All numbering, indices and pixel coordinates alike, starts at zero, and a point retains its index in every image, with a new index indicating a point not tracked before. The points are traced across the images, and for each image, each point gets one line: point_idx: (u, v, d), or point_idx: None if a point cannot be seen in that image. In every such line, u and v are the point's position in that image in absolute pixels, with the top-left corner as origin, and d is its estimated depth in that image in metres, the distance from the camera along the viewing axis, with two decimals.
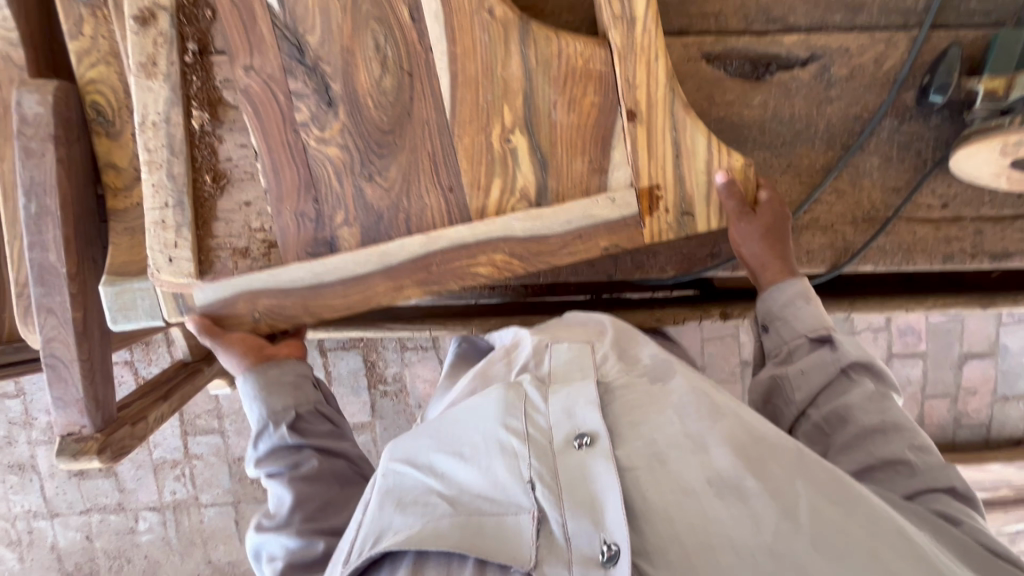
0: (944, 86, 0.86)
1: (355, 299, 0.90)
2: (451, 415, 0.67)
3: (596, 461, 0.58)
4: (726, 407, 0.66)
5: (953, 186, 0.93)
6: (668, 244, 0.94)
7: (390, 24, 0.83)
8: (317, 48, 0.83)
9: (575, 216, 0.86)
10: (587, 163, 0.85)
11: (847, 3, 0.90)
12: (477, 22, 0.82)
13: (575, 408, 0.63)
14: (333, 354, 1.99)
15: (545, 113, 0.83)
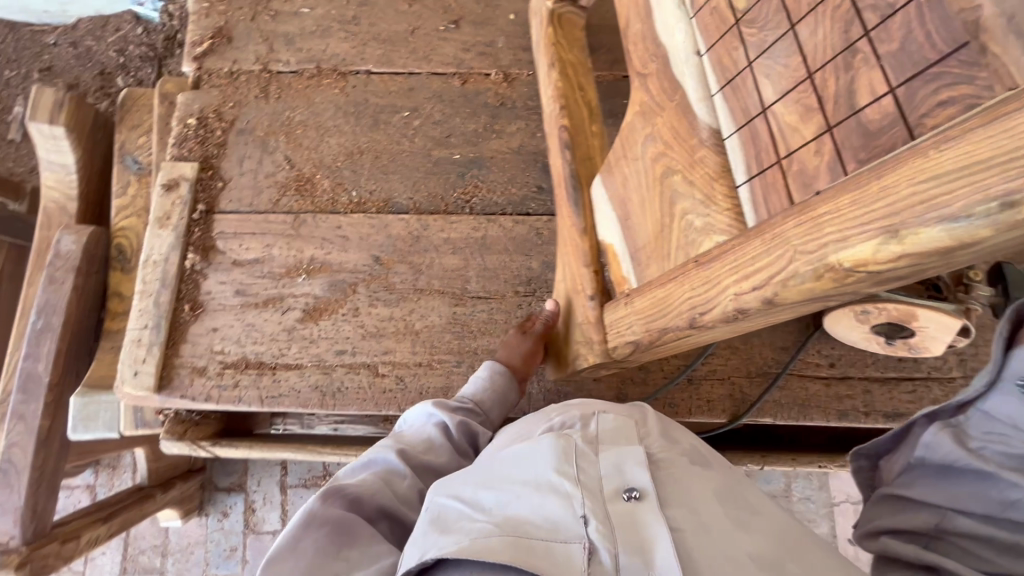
0: None
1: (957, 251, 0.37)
2: (507, 457, 0.72)
3: (646, 513, 0.62)
4: (755, 501, 0.70)
5: (836, 347, 1.04)
6: (577, 385, 1.03)
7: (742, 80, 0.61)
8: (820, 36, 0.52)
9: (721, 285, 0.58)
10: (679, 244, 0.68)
11: None
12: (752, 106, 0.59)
13: (625, 466, 0.68)
14: (292, 492, 1.96)
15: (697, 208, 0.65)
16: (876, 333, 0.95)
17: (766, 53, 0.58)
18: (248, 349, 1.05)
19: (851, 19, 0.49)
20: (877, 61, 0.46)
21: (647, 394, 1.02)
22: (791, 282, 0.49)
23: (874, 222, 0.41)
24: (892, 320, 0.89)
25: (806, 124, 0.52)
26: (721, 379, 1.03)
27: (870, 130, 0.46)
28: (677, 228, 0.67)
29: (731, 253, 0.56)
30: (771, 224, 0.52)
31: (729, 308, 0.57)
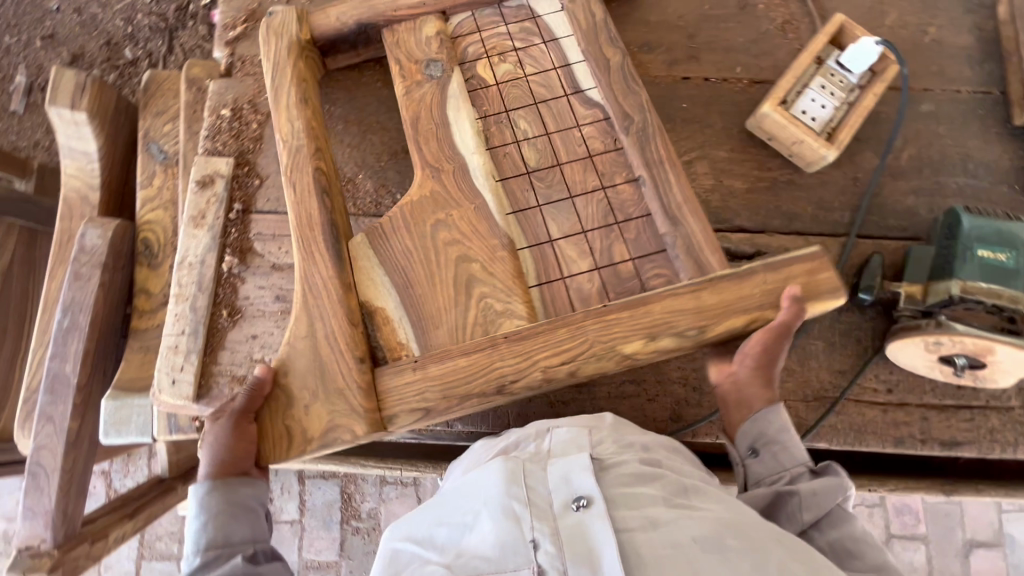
0: (869, 288, 0.99)
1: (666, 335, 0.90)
2: (454, 493, 0.76)
3: (591, 520, 0.68)
4: (707, 493, 0.75)
5: (894, 373, 1.02)
6: (630, 404, 1.01)
7: (582, 207, 1.01)
8: (614, 218, 1.00)
9: (537, 351, 0.89)
10: (489, 317, 0.94)
11: (782, 213, 1.09)
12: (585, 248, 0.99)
13: (571, 476, 0.73)
14: (311, 482, 1.96)
15: (490, 300, 0.94)
16: (942, 362, 0.94)
17: (550, 204, 1.01)
18: None
19: (608, 211, 1.00)
20: (625, 241, 0.99)
21: (702, 417, 1.00)
22: (605, 353, 0.89)
23: (640, 334, 0.89)
24: (967, 353, 0.89)
25: (580, 260, 0.98)
26: (777, 403, 1.01)
27: (625, 278, 0.97)
28: (471, 304, 0.94)
29: (528, 346, 0.90)
30: (575, 322, 0.89)
31: (536, 376, 0.90)
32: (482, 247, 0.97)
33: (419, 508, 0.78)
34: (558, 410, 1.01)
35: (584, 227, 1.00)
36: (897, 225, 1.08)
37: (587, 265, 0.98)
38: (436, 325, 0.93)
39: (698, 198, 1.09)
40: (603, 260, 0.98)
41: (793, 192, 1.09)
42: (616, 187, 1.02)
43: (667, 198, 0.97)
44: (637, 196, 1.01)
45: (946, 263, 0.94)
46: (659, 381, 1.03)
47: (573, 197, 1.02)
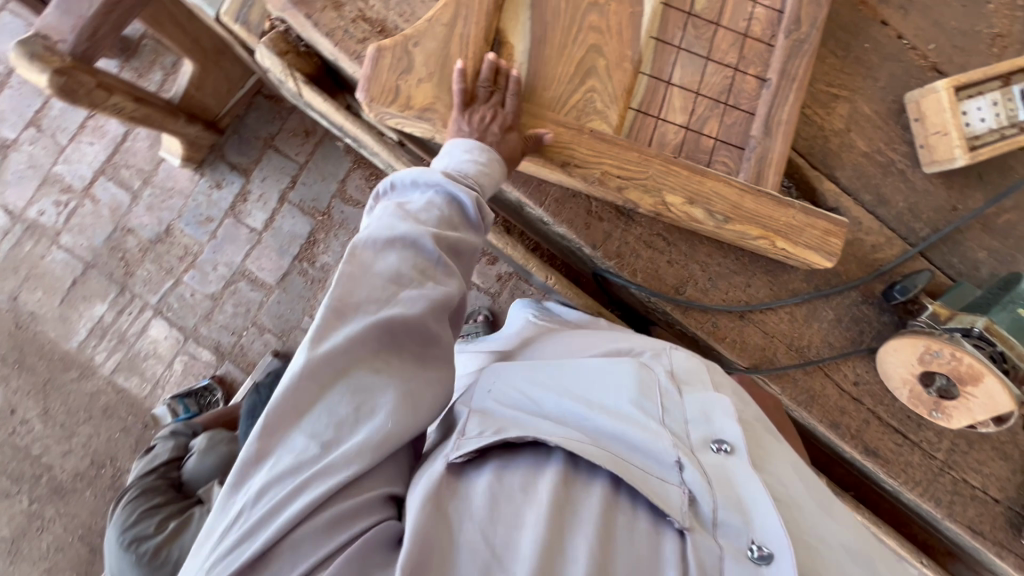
0: (907, 287, 1.01)
1: (703, 206, 0.93)
2: (579, 371, 0.76)
3: (734, 466, 0.64)
4: (834, 498, 0.69)
5: (869, 373, 1.07)
6: (651, 255, 1.01)
7: (719, 75, 0.97)
8: (734, 101, 0.97)
9: (613, 159, 0.91)
10: (591, 108, 0.92)
11: (878, 192, 1.09)
12: (692, 99, 0.96)
13: (711, 415, 0.70)
14: (288, 207, 1.93)
15: (599, 97, 0.92)
16: (920, 377, 0.99)
17: (689, 52, 0.96)
18: (392, 16, 0.96)
19: (726, 89, 0.97)
20: (722, 121, 0.97)
21: (701, 303, 1.02)
22: (656, 191, 0.92)
23: (686, 193, 0.92)
24: (951, 376, 0.93)
25: (680, 113, 0.96)
26: (765, 333, 1.05)
27: (700, 148, 0.96)
28: (581, 91, 0.92)
29: (607, 150, 0.90)
30: (646, 152, 0.92)
31: (595, 175, 0.91)
32: (618, 47, 0.93)
33: (533, 368, 0.78)
34: (591, 218, 1.00)
35: (700, 89, 0.96)
36: (956, 266, 1.10)
37: (681, 122, 0.96)
38: (546, 88, 0.91)
39: (821, 132, 1.08)
40: (695, 124, 0.96)
41: (899, 182, 1.10)
42: (744, 74, 0.98)
43: (784, 106, 0.96)
44: (756, 92, 0.98)
45: (983, 303, 0.99)
46: (687, 257, 1.02)
47: (708, 58, 0.97)
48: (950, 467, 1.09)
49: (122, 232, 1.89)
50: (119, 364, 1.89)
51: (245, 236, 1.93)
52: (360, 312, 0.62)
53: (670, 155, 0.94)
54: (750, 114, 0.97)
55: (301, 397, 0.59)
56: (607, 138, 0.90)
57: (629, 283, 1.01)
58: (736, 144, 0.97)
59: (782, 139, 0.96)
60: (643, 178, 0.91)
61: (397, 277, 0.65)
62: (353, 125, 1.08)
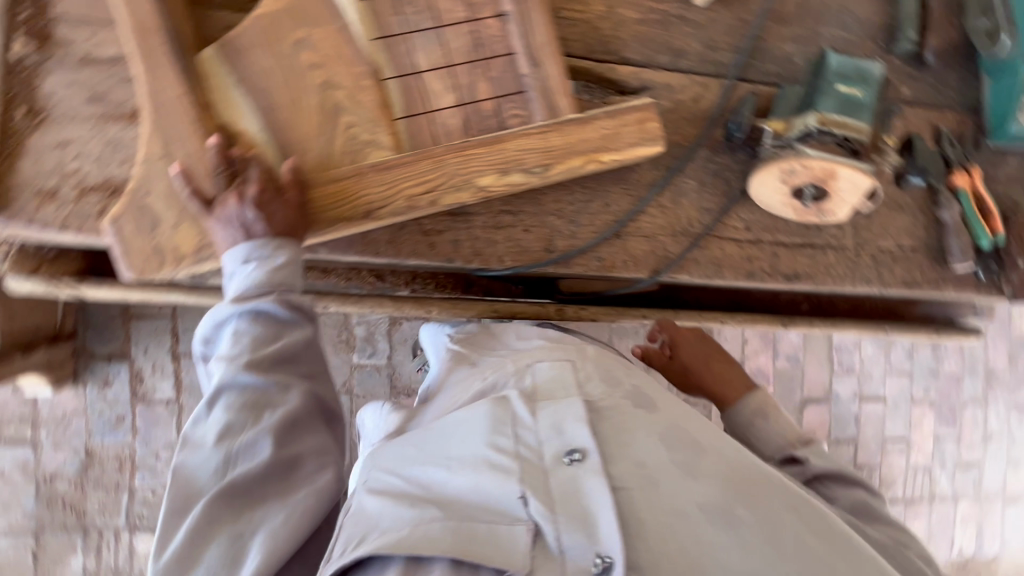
0: (738, 122, 1.02)
1: (518, 169, 0.89)
2: (442, 429, 0.74)
3: (586, 476, 0.64)
4: (702, 444, 0.73)
5: (754, 212, 1.08)
6: (506, 234, 0.98)
7: (459, 36, 0.91)
8: (489, 52, 0.91)
9: (409, 179, 0.85)
10: (359, 143, 0.86)
11: (670, 48, 1.06)
12: (449, 75, 0.90)
13: (563, 424, 0.69)
14: (186, 361, 1.81)
15: (361, 128, 0.86)
16: (794, 196, 1.00)
17: (418, 31, 0.89)
18: (114, 170, 0.86)
19: (474, 45, 0.91)
20: (488, 77, 0.91)
21: (576, 247, 1.00)
22: (467, 183, 0.87)
23: (496, 167, 0.88)
24: (814, 181, 0.95)
25: (447, 95, 0.90)
26: (647, 236, 1.04)
27: (484, 115, 0.91)
28: (339, 134, 0.85)
29: (398, 176, 0.85)
30: (435, 153, 0.86)
31: (401, 206, 0.86)
32: (348, 70, 0.86)
33: (401, 441, 0.75)
34: (431, 237, 0.95)
35: (451, 61, 0.90)
36: (773, 71, 1.10)
37: (452, 103, 0.90)
38: (305, 152, 0.84)
39: (590, 25, 1.03)
40: (466, 97, 0.90)
41: (683, 27, 1.07)
42: (482, 20, 0.91)
43: (535, 30, 0.91)
44: (504, 30, 0.92)
45: (808, 98, 0.99)
46: (540, 215, 0.99)
47: (440, 26, 0.90)
48: (863, 245, 1.13)
49: (48, 481, 1.76)
50: None
51: (164, 412, 1.80)
52: (207, 486, 0.68)
53: (461, 140, 0.89)
54: (510, 54, 0.92)
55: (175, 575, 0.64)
56: (392, 165, 0.85)
57: (502, 271, 0.98)
58: (515, 91, 0.92)
59: (552, 61, 0.92)
60: (448, 178, 0.87)
61: (228, 433, 0.69)
62: (153, 292, 0.95)
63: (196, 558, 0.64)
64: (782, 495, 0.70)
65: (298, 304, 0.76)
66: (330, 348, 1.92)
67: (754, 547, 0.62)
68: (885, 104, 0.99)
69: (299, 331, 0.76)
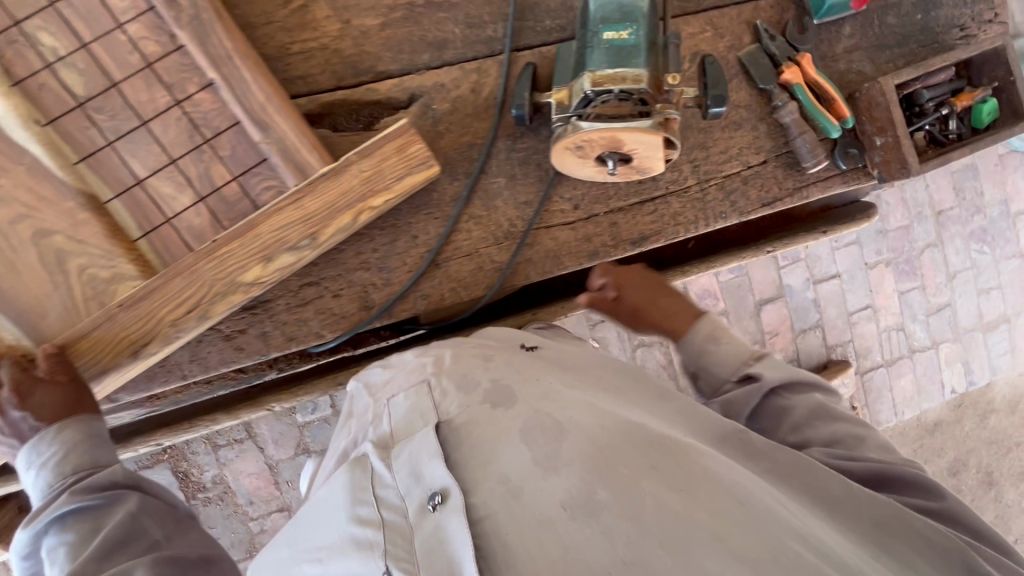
0: (519, 104, 0.91)
1: (284, 248, 0.80)
2: (309, 513, 0.66)
3: (448, 518, 0.53)
4: (568, 422, 0.59)
5: (578, 188, 0.99)
6: (315, 308, 0.91)
7: (171, 125, 0.80)
8: (210, 130, 0.81)
9: (166, 303, 0.78)
10: (101, 282, 0.78)
11: (429, 43, 0.95)
12: (174, 171, 0.80)
13: (422, 468, 0.59)
14: None
15: (96, 265, 0.78)
16: (601, 165, 0.91)
17: (122, 136, 0.79)
18: None
19: (191, 128, 0.81)
20: (220, 158, 0.81)
21: (395, 295, 0.92)
22: (232, 285, 0.79)
23: (257, 256, 0.80)
24: (607, 149, 0.85)
25: (180, 194, 0.80)
26: (468, 255, 0.96)
27: (229, 201, 0.81)
28: (76, 281, 0.78)
29: (151, 305, 0.77)
30: (184, 265, 0.78)
31: (170, 332, 0.78)
32: (59, 210, 0.78)
33: (284, 531, 0.70)
34: (235, 340, 0.88)
35: (171, 155, 0.80)
36: (554, 26, 0.98)
37: (189, 199, 0.81)
38: (45, 314, 0.77)
39: (329, 50, 0.92)
40: (202, 188, 0.81)
41: (435, 15, 0.95)
42: (189, 98, 0.81)
43: (249, 89, 0.80)
44: (218, 99, 0.81)
45: (581, 56, 0.88)
46: (343, 275, 0.92)
47: (145, 122, 0.80)
48: (709, 179, 1.03)
49: None
50: None
51: None
52: None
53: (211, 239, 0.80)
54: (234, 124, 0.82)
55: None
56: (139, 296, 0.77)
57: (324, 347, 0.91)
58: (255, 162, 0.82)
59: (281, 118, 0.81)
60: (209, 287, 0.79)
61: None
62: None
63: None
64: (667, 443, 0.59)
65: (103, 483, 0.69)
66: (270, 417, 1.80)
67: (637, 529, 0.49)
68: (661, 39, 0.88)
69: (119, 508, 0.68)
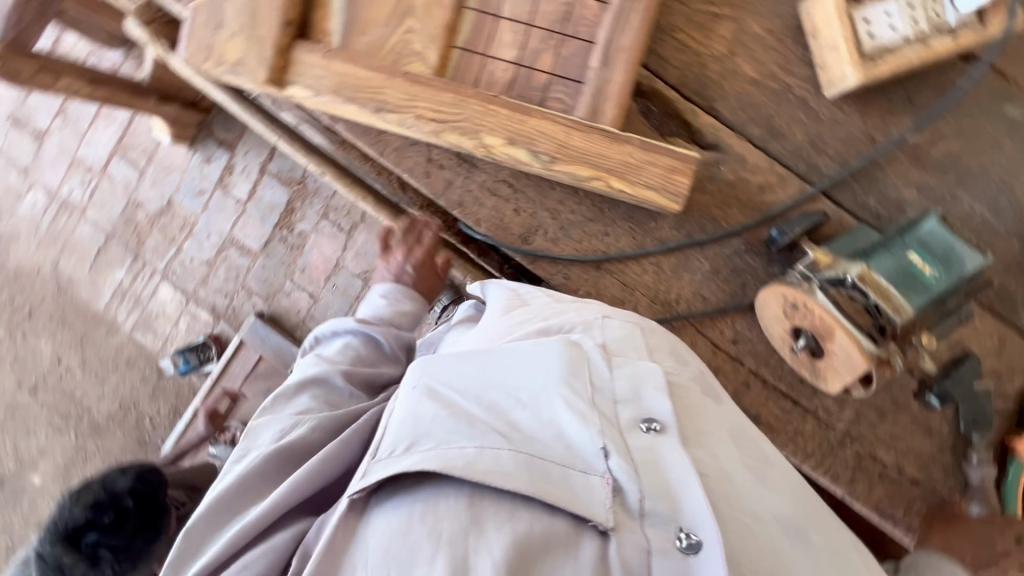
0: (784, 231, 0.90)
1: (527, 147, 0.87)
2: (506, 352, 0.69)
3: (665, 445, 0.61)
4: (750, 433, 0.71)
5: (751, 331, 0.96)
6: (495, 203, 0.97)
7: (554, 3, 0.89)
8: (571, 30, 0.89)
9: (427, 101, 0.87)
10: (408, 49, 0.89)
11: (770, 124, 0.95)
12: (522, 32, 0.89)
13: (644, 393, 0.66)
14: (268, 178, 2.07)
15: (418, 37, 0.89)
16: (791, 336, 0.86)
17: None
18: None
19: (562, 17, 0.89)
20: (557, 53, 0.89)
21: (550, 253, 0.97)
22: (474, 134, 0.87)
23: (507, 133, 0.87)
24: (812, 329, 0.81)
25: (510, 49, 0.89)
26: (625, 284, 0.97)
27: (531, 84, 0.89)
28: (396, 33, 0.89)
29: (420, 94, 0.87)
30: (462, 91, 0.87)
31: (409, 121, 0.88)
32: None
33: (438, 359, 0.69)
34: (431, 167, 0.97)
35: (532, 20, 0.89)
36: (871, 208, 0.94)
37: (510, 58, 0.89)
38: (361, 32, 0.89)
39: (698, 59, 0.95)
40: (525, 59, 0.89)
41: (797, 111, 0.95)
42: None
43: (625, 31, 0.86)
44: (598, 17, 0.88)
45: (872, 248, 0.83)
46: (536, 204, 0.97)
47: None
48: (855, 440, 0.95)
49: (134, 206, 2.13)
50: (137, 322, 2.16)
51: (232, 206, 2.09)
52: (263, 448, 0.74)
53: (493, 93, 0.88)
54: (589, 42, 0.88)
55: (219, 515, 0.69)
56: (421, 81, 0.87)
57: (472, 232, 0.97)
58: (573, 78, 0.89)
59: (622, 68, 0.86)
60: (460, 120, 0.87)
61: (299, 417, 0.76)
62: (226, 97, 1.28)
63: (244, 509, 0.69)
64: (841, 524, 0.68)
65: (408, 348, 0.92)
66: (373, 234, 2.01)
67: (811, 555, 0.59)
68: (951, 306, 0.81)
69: None
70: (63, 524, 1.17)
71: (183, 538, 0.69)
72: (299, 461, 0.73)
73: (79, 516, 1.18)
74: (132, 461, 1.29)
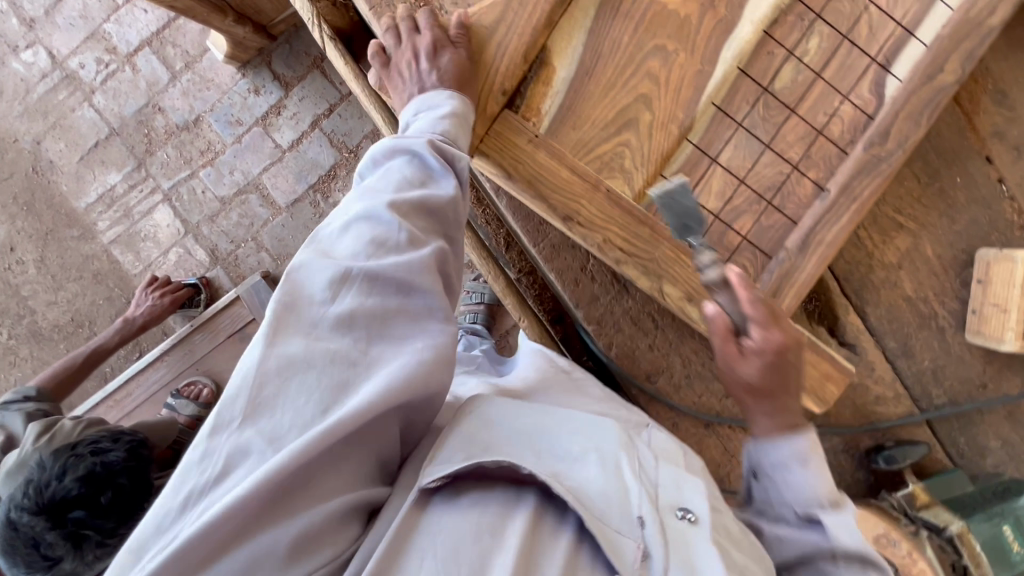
0: (891, 456, 0.94)
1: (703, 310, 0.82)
2: (558, 413, 0.66)
3: (695, 533, 0.56)
4: None
5: None
6: (633, 332, 0.93)
7: (771, 170, 0.84)
8: (779, 203, 0.84)
9: (621, 228, 0.81)
10: (617, 165, 0.82)
11: (905, 343, 0.97)
12: (732, 186, 0.84)
13: (684, 489, 0.61)
14: (318, 134, 1.86)
15: (631, 155, 0.82)
16: None
17: (749, 133, 0.84)
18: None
19: (775, 186, 0.84)
20: (756, 220, 0.85)
21: (668, 398, 0.94)
22: (656, 277, 0.82)
23: (687, 289, 0.82)
24: None
25: (713, 199, 0.84)
26: (724, 448, 0.97)
27: (721, 242, 0.85)
28: (611, 143, 0.81)
29: (617, 218, 0.80)
30: (660, 230, 0.81)
31: (594, 240, 0.81)
32: (669, 105, 0.82)
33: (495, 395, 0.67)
34: (581, 276, 0.91)
35: (745, 178, 0.84)
36: (958, 446, 1.00)
37: (712, 208, 0.84)
38: (575, 128, 0.81)
39: (867, 260, 0.95)
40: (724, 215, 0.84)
41: (933, 340, 0.97)
42: (800, 174, 0.84)
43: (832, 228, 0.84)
44: (808, 199, 0.85)
45: (967, 504, 0.90)
46: (672, 347, 0.94)
47: (767, 146, 0.84)
48: None
49: (153, 109, 1.87)
50: (118, 237, 1.91)
51: (268, 150, 1.87)
52: (299, 343, 0.50)
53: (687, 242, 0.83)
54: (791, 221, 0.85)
55: (249, 405, 0.47)
56: (622, 205, 0.80)
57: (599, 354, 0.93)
58: (762, 250, 0.85)
59: (819, 263, 0.84)
60: (648, 259, 0.81)
61: (352, 329, 0.52)
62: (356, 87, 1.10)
63: (273, 405, 0.47)
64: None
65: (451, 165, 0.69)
66: None
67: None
68: None
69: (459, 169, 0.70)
70: (49, 494, 0.97)
71: (204, 460, 0.45)
72: (365, 322, 0.53)
73: (69, 488, 0.98)
74: (126, 432, 1.18)
